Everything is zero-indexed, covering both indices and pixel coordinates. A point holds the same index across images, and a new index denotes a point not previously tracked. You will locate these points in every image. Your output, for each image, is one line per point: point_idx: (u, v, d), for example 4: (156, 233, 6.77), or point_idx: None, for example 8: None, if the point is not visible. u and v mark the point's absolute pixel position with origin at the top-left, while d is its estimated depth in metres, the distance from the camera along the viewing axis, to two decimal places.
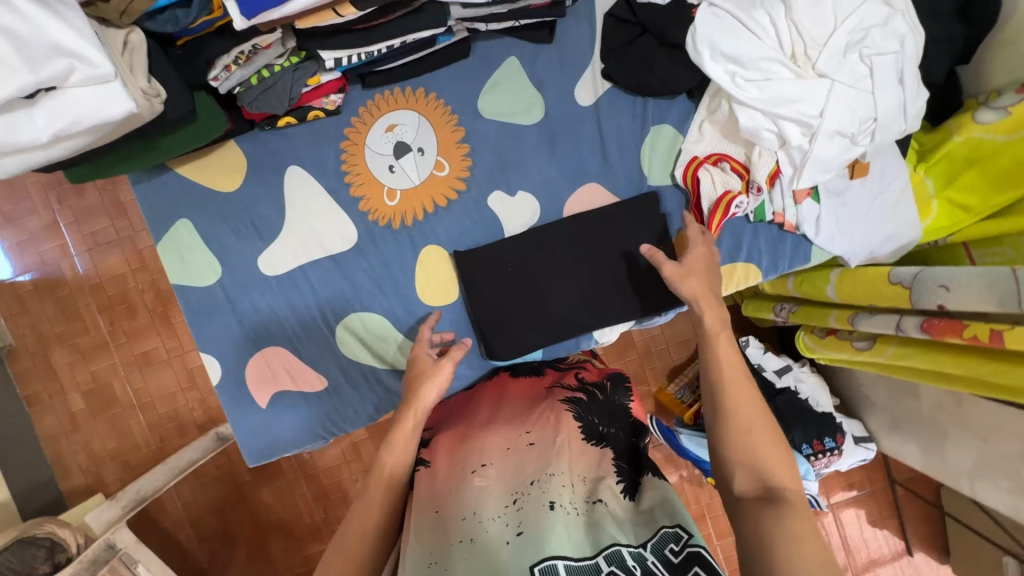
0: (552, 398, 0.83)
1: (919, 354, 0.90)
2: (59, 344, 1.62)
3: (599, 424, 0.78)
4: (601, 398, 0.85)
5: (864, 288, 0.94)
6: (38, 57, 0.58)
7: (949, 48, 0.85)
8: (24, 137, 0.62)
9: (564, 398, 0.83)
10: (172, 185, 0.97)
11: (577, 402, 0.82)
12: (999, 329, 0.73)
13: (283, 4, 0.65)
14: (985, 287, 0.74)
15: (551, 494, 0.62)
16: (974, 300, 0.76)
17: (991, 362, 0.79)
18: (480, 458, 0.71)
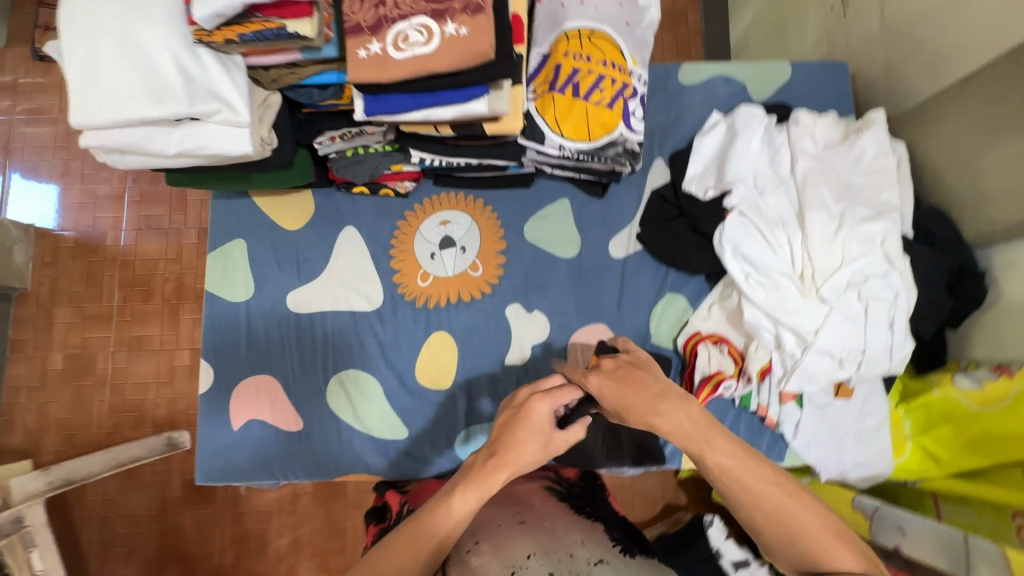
0: (531, 481, 0.83)
1: None
2: (68, 302, 1.68)
3: (585, 505, 0.79)
4: (581, 487, 0.86)
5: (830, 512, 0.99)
6: (198, 97, 0.72)
7: (936, 314, 0.96)
8: (156, 147, 0.75)
9: (545, 482, 0.83)
10: (244, 209, 1.09)
11: (558, 488, 0.82)
12: None
13: (399, 113, 0.77)
14: (938, 544, 0.78)
15: (551, 565, 0.59)
16: (926, 553, 0.79)
17: None
18: (473, 536, 0.66)
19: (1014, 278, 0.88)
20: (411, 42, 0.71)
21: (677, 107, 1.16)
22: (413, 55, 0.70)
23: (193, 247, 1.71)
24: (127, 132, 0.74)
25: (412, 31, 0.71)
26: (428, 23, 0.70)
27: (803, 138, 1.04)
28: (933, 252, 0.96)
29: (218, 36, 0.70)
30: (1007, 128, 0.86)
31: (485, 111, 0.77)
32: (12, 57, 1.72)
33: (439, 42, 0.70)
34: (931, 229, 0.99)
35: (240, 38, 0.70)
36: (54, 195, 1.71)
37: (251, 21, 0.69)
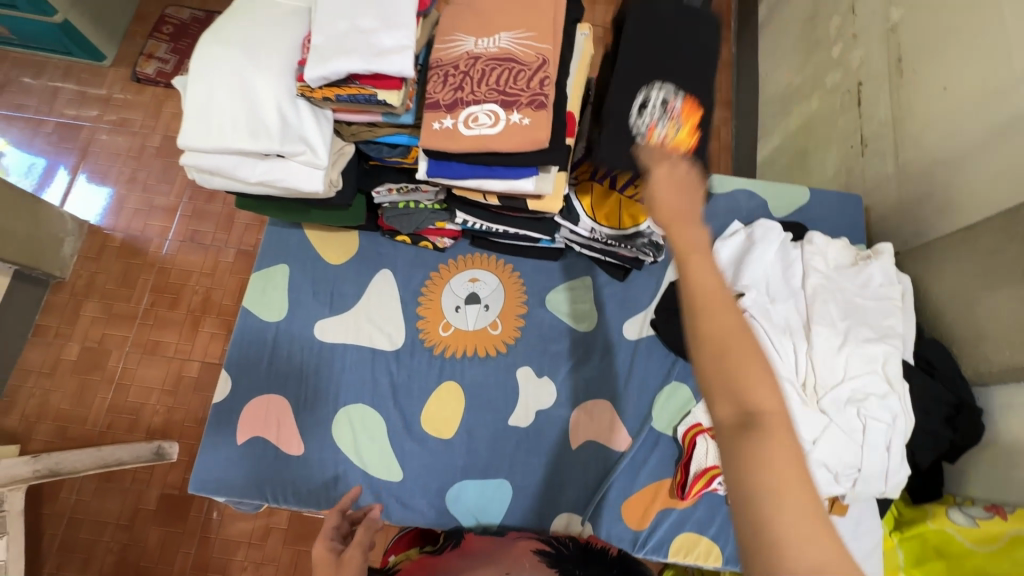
0: (522, 544, 0.89)
1: None
2: (99, 297, 1.77)
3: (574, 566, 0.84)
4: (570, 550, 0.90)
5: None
6: (288, 139, 0.83)
7: (932, 444, 0.99)
8: (241, 174, 0.86)
9: (534, 547, 0.87)
10: (294, 238, 1.18)
11: (547, 550, 0.88)
12: None
13: (458, 179, 0.87)
14: None
15: None
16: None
17: None
18: None
19: (1008, 417, 0.93)
20: (479, 123, 0.81)
21: (704, 211, 1.27)
22: (478, 133, 0.81)
23: (228, 265, 1.81)
24: (220, 159, 0.85)
25: (482, 115, 0.81)
26: (497, 109, 0.81)
27: (815, 259, 1.12)
28: (935, 382, 1.00)
29: (318, 93, 0.82)
30: (1004, 279, 0.93)
31: (531, 188, 0.87)
32: (113, 75, 1.93)
33: (504, 127, 0.81)
34: (931, 359, 1.02)
35: (336, 97, 0.83)
36: (114, 200, 1.84)
37: (348, 86, 0.82)
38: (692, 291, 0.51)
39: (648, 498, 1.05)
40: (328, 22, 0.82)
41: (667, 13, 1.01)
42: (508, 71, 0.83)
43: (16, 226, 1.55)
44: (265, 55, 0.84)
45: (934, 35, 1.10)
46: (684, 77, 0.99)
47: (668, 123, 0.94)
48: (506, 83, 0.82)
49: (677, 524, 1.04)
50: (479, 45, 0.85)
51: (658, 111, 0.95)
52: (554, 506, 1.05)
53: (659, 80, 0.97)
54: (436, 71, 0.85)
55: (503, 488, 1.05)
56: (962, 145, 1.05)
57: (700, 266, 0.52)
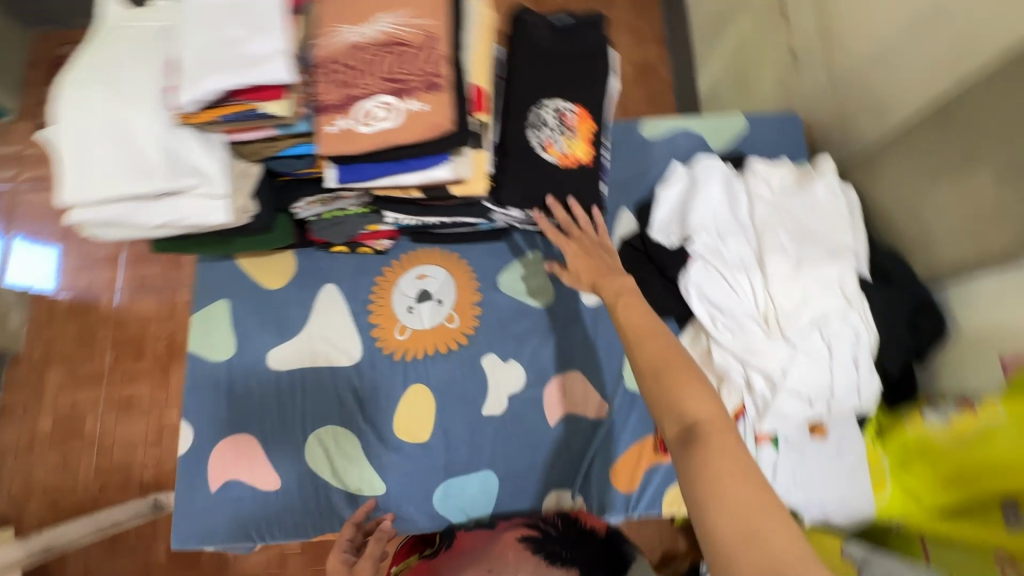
0: (509, 534, 0.89)
1: None
2: (60, 363, 1.70)
3: (561, 551, 0.84)
4: (558, 532, 0.90)
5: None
6: (178, 174, 0.77)
7: (900, 348, 0.97)
8: (138, 220, 0.80)
9: (520, 535, 0.87)
10: (227, 270, 1.13)
11: (534, 535, 0.88)
12: None
13: (370, 181, 0.82)
14: None
15: None
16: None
17: None
18: None
19: (968, 311, 0.92)
20: (376, 118, 0.76)
21: (643, 159, 1.23)
22: (378, 130, 0.76)
23: (184, 304, 1.74)
24: (111, 209, 0.78)
25: (377, 109, 0.76)
26: (392, 100, 0.76)
27: (760, 187, 1.10)
28: (892, 291, 0.98)
29: (199, 118, 0.76)
30: (944, 176, 0.91)
31: (449, 176, 0.82)
32: (17, 129, 1.80)
33: (403, 118, 0.76)
34: (887, 268, 1.01)
35: (219, 119, 0.77)
36: (53, 260, 1.76)
37: (228, 104, 0.76)
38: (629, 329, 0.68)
39: (635, 458, 1.05)
40: (191, 38, 0.75)
41: (545, 32, 1.01)
42: (395, 56, 0.77)
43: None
44: (134, 89, 0.77)
45: None
46: (577, 81, 1.00)
47: (564, 143, 0.98)
48: (395, 70, 0.77)
49: (666, 478, 1.04)
50: (358, 33, 0.79)
51: (554, 129, 0.97)
52: (544, 486, 1.05)
53: (548, 96, 0.98)
54: (320, 70, 0.79)
55: (489, 480, 1.04)
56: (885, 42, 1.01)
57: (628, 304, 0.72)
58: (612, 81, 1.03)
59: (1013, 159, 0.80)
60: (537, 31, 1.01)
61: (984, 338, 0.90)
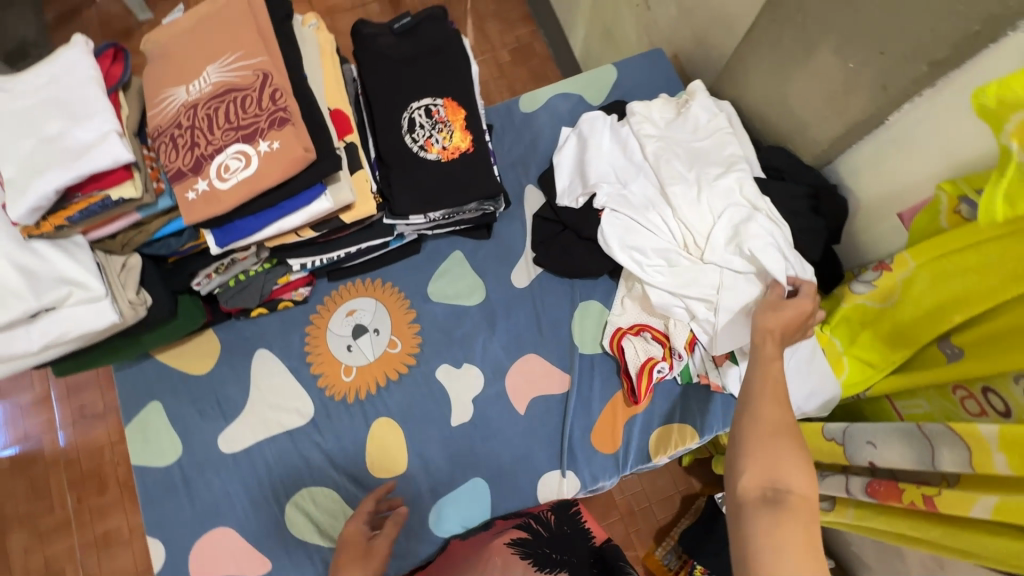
0: (500, 539, 1.01)
1: (876, 512, 0.92)
2: (20, 524, 1.75)
3: (552, 552, 1.01)
4: (548, 532, 1.06)
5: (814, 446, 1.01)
6: (45, 288, 0.72)
7: (819, 237, 0.99)
8: (17, 348, 0.74)
9: (513, 539, 1.00)
10: (150, 369, 1.07)
11: (526, 538, 1.01)
12: (929, 494, 0.77)
13: (253, 234, 0.79)
14: (902, 444, 0.80)
15: None
16: (898, 455, 0.80)
17: (908, 518, 0.85)
18: None
19: (860, 179, 0.97)
20: (232, 170, 0.73)
21: (532, 133, 1.24)
22: (237, 181, 0.73)
23: None
24: None
25: (231, 160, 0.73)
26: (243, 147, 0.73)
27: (644, 125, 1.12)
28: (788, 183, 1.01)
29: (46, 226, 0.72)
30: (795, 65, 0.95)
31: (330, 205, 0.80)
32: None
33: (259, 161, 0.73)
34: (778, 164, 1.04)
35: (69, 220, 0.72)
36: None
37: (74, 202, 0.72)
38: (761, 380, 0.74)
39: (610, 418, 1.06)
40: (10, 146, 0.71)
41: (392, 39, 1.01)
42: (234, 103, 0.75)
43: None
44: None
45: None
46: (438, 76, 1.00)
47: (442, 138, 0.97)
48: (237, 116, 0.74)
49: (646, 427, 1.05)
50: (192, 92, 0.76)
51: (428, 128, 0.97)
52: (532, 475, 1.03)
53: (412, 98, 0.98)
54: (161, 140, 0.75)
55: (480, 486, 1.02)
56: None
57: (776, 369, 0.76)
58: (471, 66, 1.03)
59: (847, 27, 0.84)
60: (382, 40, 1.01)
61: (881, 198, 0.94)
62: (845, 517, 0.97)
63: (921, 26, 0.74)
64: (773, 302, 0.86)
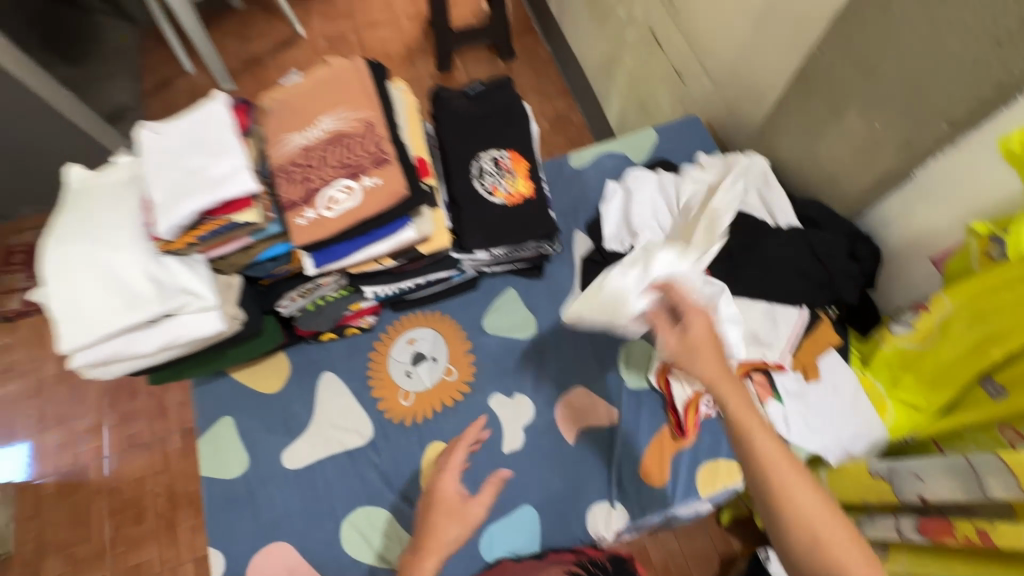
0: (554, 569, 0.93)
1: (932, 558, 0.90)
2: (58, 552, 1.78)
3: None
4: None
5: (857, 487, 1.00)
6: (169, 296, 0.83)
7: (851, 279, 1.07)
8: (138, 348, 0.84)
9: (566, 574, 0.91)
10: (225, 386, 1.15)
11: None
12: (983, 527, 0.78)
13: (347, 257, 0.90)
14: (951, 478, 0.82)
15: None
16: (946, 489, 0.83)
17: (970, 563, 0.83)
18: None
19: (892, 228, 1.04)
20: (339, 201, 0.85)
21: (581, 185, 1.36)
22: (343, 210, 0.85)
23: (178, 452, 1.88)
24: (110, 344, 0.83)
25: (338, 193, 0.86)
26: (350, 182, 0.86)
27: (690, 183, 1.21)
28: (826, 231, 1.09)
29: (179, 243, 0.84)
30: (824, 127, 1.07)
31: (415, 234, 0.91)
32: None
33: (363, 193, 0.85)
34: (813, 215, 1.13)
35: (199, 239, 0.84)
36: (26, 453, 1.88)
37: (205, 224, 0.84)
38: (756, 457, 0.71)
39: (657, 454, 1.08)
40: (161, 177, 0.85)
41: (464, 101, 1.17)
42: (345, 146, 0.88)
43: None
44: (117, 234, 0.85)
45: None
46: (503, 132, 1.14)
47: (507, 185, 1.08)
48: (346, 157, 0.87)
49: (693, 463, 1.06)
50: (307, 137, 0.90)
51: (495, 175, 1.09)
52: (579, 506, 1.06)
53: (482, 149, 1.11)
54: (279, 175, 0.88)
55: (530, 514, 1.05)
56: (742, 42, 1.21)
57: (756, 430, 0.72)
58: (531, 125, 1.18)
59: (870, 95, 0.96)
60: (456, 102, 1.17)
61: (913, 247, 1.01)
62: (898, 565, 0.96)
63: (938, 93, 0.85)
64: (680, 344, 0.83)
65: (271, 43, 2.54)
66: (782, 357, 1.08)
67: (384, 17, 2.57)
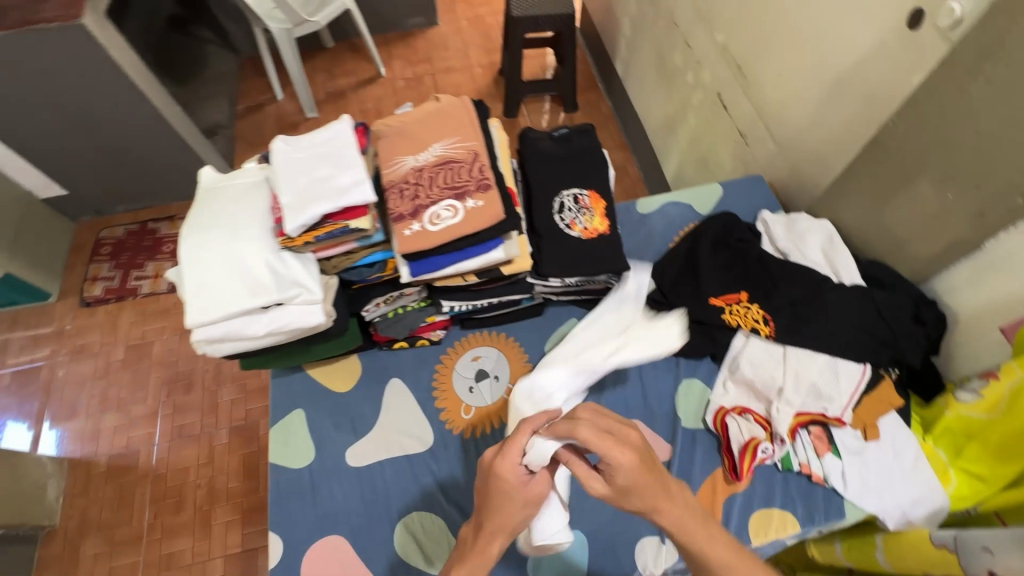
0: None
1: None
2: (97, 531, 1.79)
3: None
4: None
5: (914, 557, 0.98)
6: (284, 287, 0.93)
7: (916, 342, 1.09)
8: (250, 331, 0.93)
9: None
10: (299, 381, 1.23)
11: None
12: None
13: (440, 269, 0.98)
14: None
15: None
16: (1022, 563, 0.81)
17: None
18: None
19: (959, 295, 1.07)
20: (442, 218, 0.95)
21: (646, 229, 1.44)
22: (445, 226, 0.94)
23: (224, 447, 1.90)
24: (228, 324, 0.93)
25: (443, 211, 0.95)
26: (454, 203, 0.96)
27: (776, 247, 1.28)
28: (893, 292, 1.12)
29: (298, 240, 0.93)
30: (893, 194, 1.13)
31: (503, 255, 0.99)
32: (61, 307, 2.12)
33: (465, 214, 0.95)
34: (878, 276, 1.16)
35: (315, 239, 0.94)
36: (82, 431, 1.93)
37: (323, 226, 0.94)
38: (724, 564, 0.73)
39: (711, 495, 1.09)
40: (291, 181, 0.96)
41: (550, 143, 1.28)
42: (452, 171, 0.99)
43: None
44: (247, 227, 0.96)
45: (757, 40, 1.40)
46: (584, 173, 1.23)
47: (585, 221, 1.17)
48: (452, 181, 0.98)
49: (745, 508, 1.08)
50: (419, 159, 1.01)
51: (575, 211, 1.18)
52: (627, 541, 1.06)
53: (564, 187, 1.20)
54: (392, 191, 0.98)
55: (579, 540, 1.07)
56: (810, 108, 1.28)
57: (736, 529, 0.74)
58: (609, 169, 1.27)
59: (943, 167, 1.02)
60: (543, 143, 1.27)
61: (982, 316, 1.03)
62: None
63: (1012, 170, 0.91)
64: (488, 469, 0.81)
65: (355, 80, 2.77)
66: (843, 412, 1.09)
67: (460, 64, 2.80)
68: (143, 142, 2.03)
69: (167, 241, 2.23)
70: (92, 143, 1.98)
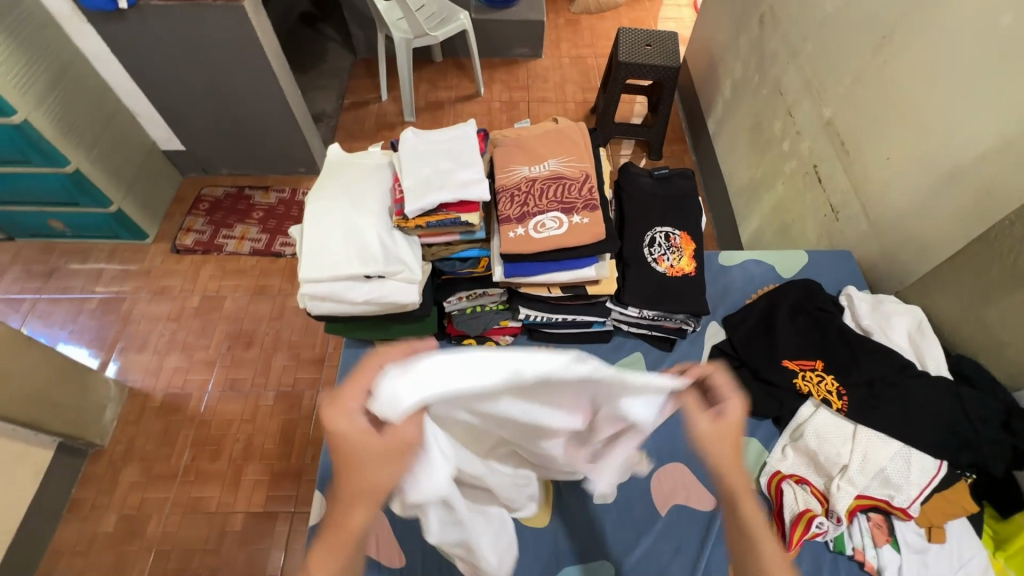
0: None
1: None
2: (138, 461, 1.87)
3: None
4: None
5: None
6: (390, 262, 1.00)
7: (1003, 451, 1.04)
8: (349, 296, 1.00)
9: None
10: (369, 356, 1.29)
11: None
12: None
13: (532, 275, 1.02)
14: None
15: None
16: None
17: None
18: None
19: None
20: (547, 228, 1.01)
21: (725, 280, 1.45)
22: (548, 235, 1.00)
23: (267, 408, 1.97)
24: (333, 285, 1.00)
25: (548, 221, 1.01)
26: (560, 216, 1.02)
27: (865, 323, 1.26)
28: (982, 393, 1.08)
29: (411, 223, 1.02)
30: (999, 293, 1.11)
31: (594, 274, 1.03)
32: (155, 249, 2.31)
33: (569, 227, 1.01)
34: (967, 371, 1.13)
35: (427, 224, 1.02)
36: (146, 365, 2.05)
37: (436, 214, 1.02)
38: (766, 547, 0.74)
39: None
40: (415, 169, 1.04)
41: (648, 180, 1.32)
42: (562, 186, 1.05)
43: (58, 398, 1.67)
44: (367, 204, 1.05)
45: (864, 122, 1.42)
46: (677, 214, 1.27)
47: (672, 259, 1.20)
48: (562, 196, 1.04)
49: None
50: (533, 171, 1.08)
51: (664, 248, 1.21)
52: None
53: (657, 224, 1.24)
54: (503, 195, 1.06)
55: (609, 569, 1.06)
56: (915, 194, 1.27)
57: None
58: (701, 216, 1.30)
59: None
60: (642, 179, 1.32)
61: None
62: None
63: None
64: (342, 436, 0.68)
65: (455, 95, 2.93)
66: (909, 504, 1.05)
67: (555, 97, 2.92)
68: (260, 116, 2.20)
69: (259, 208, 2.40)
70: (217, 110, 2.17)
